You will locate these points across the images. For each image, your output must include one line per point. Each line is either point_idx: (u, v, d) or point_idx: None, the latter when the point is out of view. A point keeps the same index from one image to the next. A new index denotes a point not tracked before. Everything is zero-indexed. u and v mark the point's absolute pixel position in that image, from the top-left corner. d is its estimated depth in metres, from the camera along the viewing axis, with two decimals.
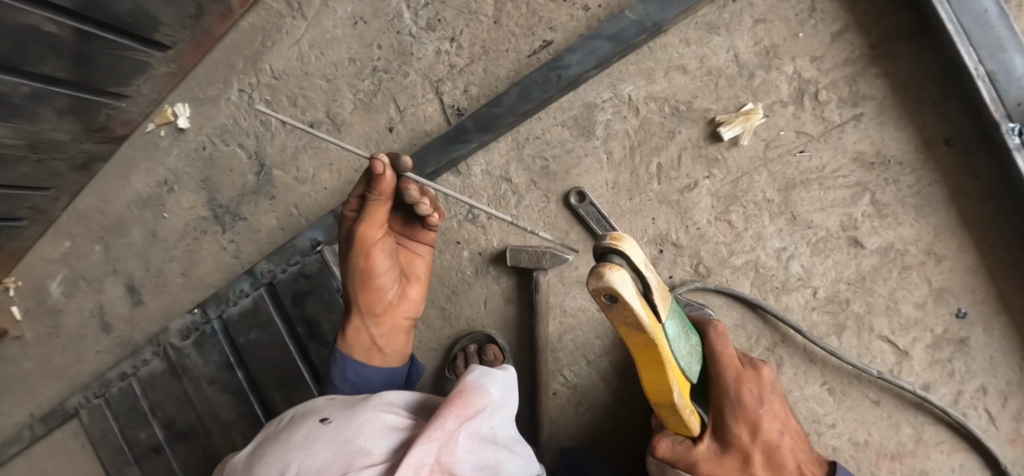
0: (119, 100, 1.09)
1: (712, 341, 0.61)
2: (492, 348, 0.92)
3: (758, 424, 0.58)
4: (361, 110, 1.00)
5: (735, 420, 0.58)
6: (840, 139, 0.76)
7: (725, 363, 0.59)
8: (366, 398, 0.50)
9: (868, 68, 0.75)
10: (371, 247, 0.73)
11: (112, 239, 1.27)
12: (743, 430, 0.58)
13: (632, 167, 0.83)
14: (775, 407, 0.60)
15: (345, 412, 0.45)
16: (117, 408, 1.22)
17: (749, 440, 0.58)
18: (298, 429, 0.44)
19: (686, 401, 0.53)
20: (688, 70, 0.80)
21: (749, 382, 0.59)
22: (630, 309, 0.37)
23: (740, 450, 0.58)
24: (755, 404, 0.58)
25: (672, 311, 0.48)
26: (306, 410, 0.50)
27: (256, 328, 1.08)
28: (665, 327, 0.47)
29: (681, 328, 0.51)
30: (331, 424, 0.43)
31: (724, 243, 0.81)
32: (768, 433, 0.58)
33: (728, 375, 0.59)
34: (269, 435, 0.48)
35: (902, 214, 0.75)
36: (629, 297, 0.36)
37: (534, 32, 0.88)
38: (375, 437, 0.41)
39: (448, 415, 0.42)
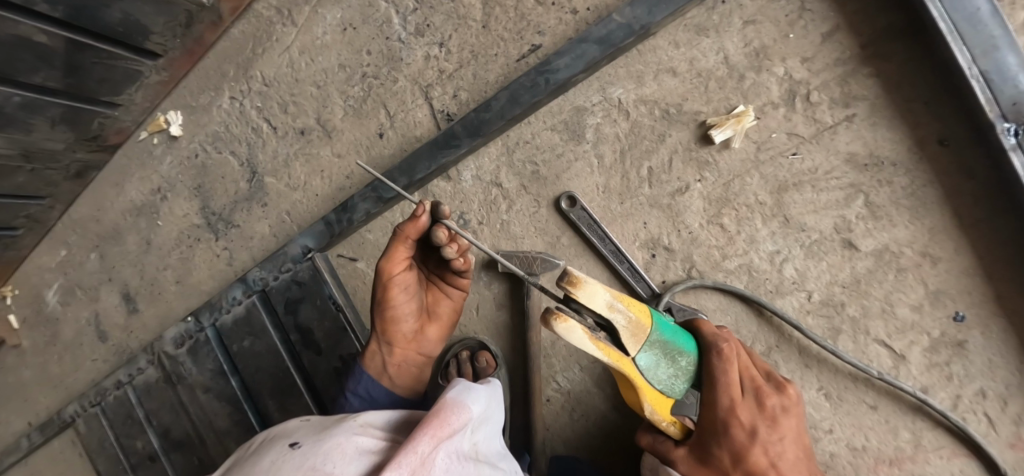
0: (113, 108, 1.10)
1: (714, 365, 0.57)
2: (484, 354, 0.90)
3: (743, 452, 0.56)
4: (352, 116, 1.00)
5: (718, 443, 0.57)
6: (833, 140, 0.75)
7: (722, 391, 0.56)
8: (341, 419, 0.46)
9: (859, 68, 0.73)
10: (393, 281, 0.74)
11: (107, 248, 1.27)
12: (725, 454, 0.57)
13: (623, 171, 0.83)
14: (770, 438, 0.57)
15: (316, 434, 0.41)
16: (113, 417, 1.22)
17: (730, 464, 0.57)
18: (264, 455, 0.40)
19: (658, 415, 0.55)
20: (678, 73, 0.79)
21: (741, 411, 0.56)
22: (575, 345, 0.45)
23: (720, 469, 0.57)
24: (743, 432, 0.56)
25: (650, 344, 0.50)
26: (277, 433, 0.45)
27: (250, 335, 1.08)
28: (639, 360, 0.50)
29: (665, 357, 0.52)
30: (298, 448, 0.39)
31: (717, 247, 0.80)
32: (755, 463, 0.56)
33: (722, 403, 0.56)
34: (235, 463, 0.43)
35: (896, 216, 0.74)
36: (568, 337, 0.44)
37: (523, 36, 0.88)
38: (348, 461, 0.37)
39: (422, 437, 0.40)
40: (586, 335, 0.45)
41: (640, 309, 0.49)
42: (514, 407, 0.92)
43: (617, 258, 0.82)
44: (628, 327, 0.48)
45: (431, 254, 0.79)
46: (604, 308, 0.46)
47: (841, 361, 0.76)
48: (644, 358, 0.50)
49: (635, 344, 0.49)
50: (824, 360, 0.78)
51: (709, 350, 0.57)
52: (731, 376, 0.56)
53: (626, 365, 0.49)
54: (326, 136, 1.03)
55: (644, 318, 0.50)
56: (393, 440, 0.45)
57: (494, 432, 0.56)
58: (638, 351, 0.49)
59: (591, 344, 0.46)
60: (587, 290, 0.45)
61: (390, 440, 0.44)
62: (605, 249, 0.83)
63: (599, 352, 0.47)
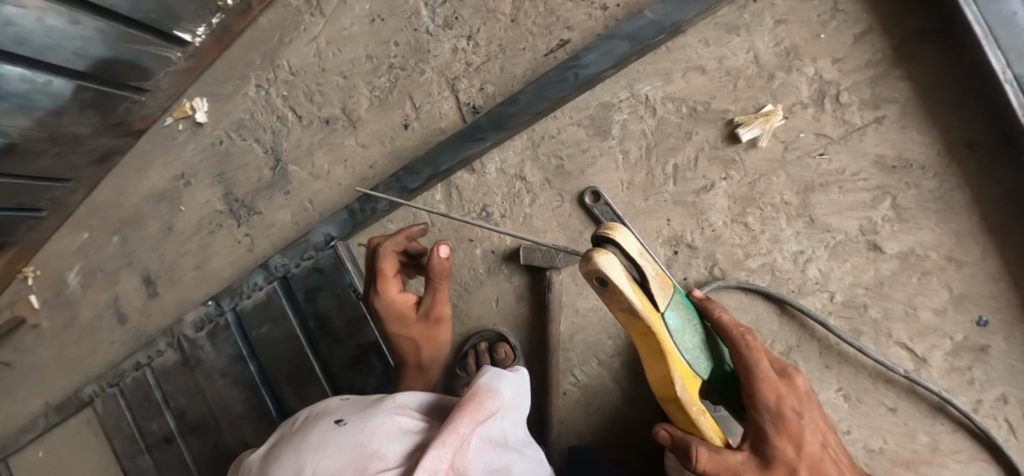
0: (140, 93, 1.13)
1: (746, 357, 0.56)
2: (503, 346, 0.92)
3: (801, 437, 0.55)
4: (377, 107, 1.01)
5: (776, 432, 0.55)
6: (861, 142, 0.74)
7: (762, 380, 0.55)
8: (380, 399, 0.48)
9: (890, 70, 0.73)
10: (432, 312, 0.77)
11: (128, 232, 1.29)
12: (787, 445, 0.54)
13: (647, 167, 0.83)
14: (815, 418, 0.57)
15: (359, 413, 0.43)
16: (131, 399, 1.24)
17: (794, 455, 0.54)
18: (311, 431, 0.42)
19: (695, 399, 0.52)
20: (707, 71, 0.79)
21: (787, 395, 0.56)
22: (613, 283, 0.43)
23: (786, 464, 0.54)
24: (797, 418, 0.55)
25: (673, 303, 0.52)
26: (320, 410, 0.47)
27: (269, 321, 1.09)
28: (666, 316, 0.50)
29: (683, 322, 0.54)
30: (345, 425, 0.41)
31: (739, 245, 0.80)
32: (812, 446, 0.55)
33: (766, 390, 0.55)
34: (282, 437, 0.45)
35: (922, 219, 0.74)
36: (611, 270, 0.42)
37: (552, 31, 0.88)
38: (391, 440, 0.39)
39: (461, 420, 0.41)
40: (624, 273, 0.43)
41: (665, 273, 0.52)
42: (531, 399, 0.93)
43: None
44: (655, 278, 0.49)
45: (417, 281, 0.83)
46: (635, 255, 0.48)
47: (866, 358, 0.77)
48: (670, 317, 0.51)
49: (663, 299, 0.50)
50: (844, 361, 0.78)
51: (735, 338, 0.56)
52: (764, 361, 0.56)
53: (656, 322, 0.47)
54: (351, 126, 1.04)
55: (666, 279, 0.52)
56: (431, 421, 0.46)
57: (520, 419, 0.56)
58: (665, 307, 0.50)
59: (631, 286, 0.44)
60: (623, 232, 0.48)
61: (427, 421, 0.45)
62: None
63: (636, 296, 0.44)
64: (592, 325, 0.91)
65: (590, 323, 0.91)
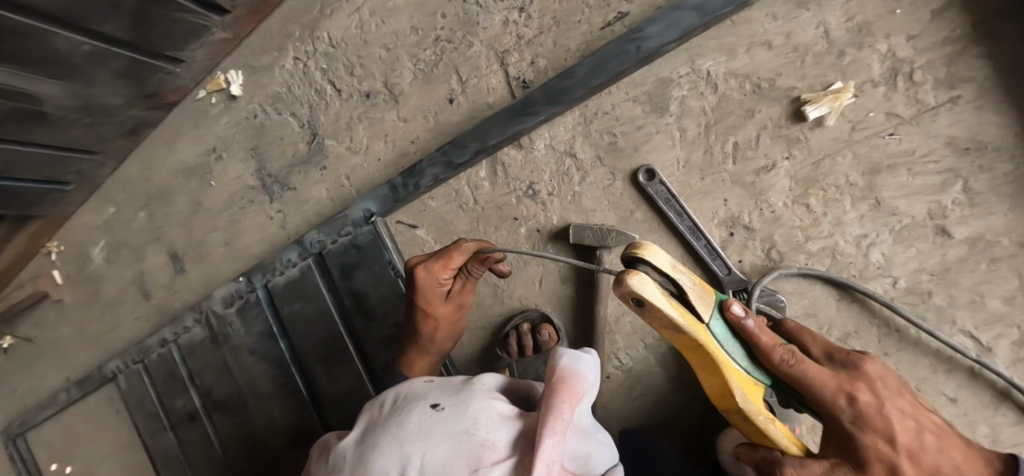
0: (175, 65, 1.12)
1: (790, 367, 0.50)
2: (546, 328, 0.90)
3: (892, 430, 0.48)
4: (421, 81, 1.00)
5: (861, 430, 0.49)
6: (933, 123, 0.72)
7: (821, 383, 0.49)
8: (466, 379, 0.44)
9: (968, 48, 0.70)
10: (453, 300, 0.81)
11: (157, 207, 1.27)
12: (878, 441, 0.48)
13: (705, 145, 0.81)
14: (901, 403, 0.50)
15: (455, 395, 0.39)
16: (156, 375, 1.23)
17: (891, 451, 0.48)
18: (407, 415, 0.39)
19: (759, 407, 0.50)
20: (773, 46, 0.76)
21: (859, 390, 0.49)
22: (650, 302, 0.42)
23: (884, 463, 0.48)
24: (877, 410, 0.48)
25: (717, 310, 0.50)
26: (405, 390, 0.43)
27: (303, 297, 1.07)
28: (711, 327, 0.49)
29: (727, 332, 0.51)
30: (442, 411, 0.38)
31: (799, 228, 0.78)
32: (908, 437, 0.48)
33: (830, 391, 0.49)
34: (370, 419, 0.42)
35: (995, 204, 0.71)
36: (644, 291, 0.41)
37: (609, 3, 0.85)
38: (497, 427, 0.35)
39: (561, 405, 0.37)
40: (659, 290, 0.43)
41: (702, 283, 0.49)
42: None
43: (693, 235, 0.81)
44: (694, 287, 0.48)
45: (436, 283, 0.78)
46: (668, 270, 0.46)
47: (938, 343, 0.75)
48: (715, 326, 0.49)
49: (706, 309, 0.48)
50: (903, 349, 0.77)
51: (777, 358, 0.50)
52: (815, 366, 0.50)
53: (701, 336, 0.46)
54: (392, 101, 1.02)
55: (704, 288, 0.49)
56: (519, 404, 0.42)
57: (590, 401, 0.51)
58: (710, 317, 0.49)
59: (667, 301, 0.43)
60: (651, 250, 0.46)
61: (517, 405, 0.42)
62: (682, 225, 0.81)
63: (675, 312, 0.44)
64: None
65: None
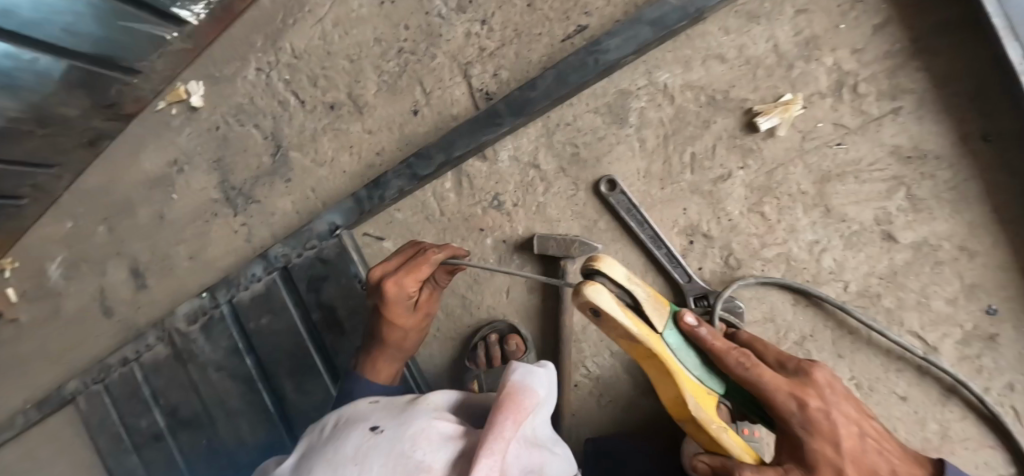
0: (132, 76, 1.08)
1: (744, 373, 0.51)
2: (514, 338, 0.90)
3: (837, 434, 0.50)
4: (386, 92, 0.99)
5: (809, 435, 0.50)
6: (877, 132, 0.75)
7: (773, 388, 0.51)
8: (412, 401, 0.43)
9: (907, 62, 0.73)
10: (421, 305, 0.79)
11: (117, 221, 1.23)
12: (824, 445, 0.50)
13: (665, 156, 0.82)
14: (847, 408, 0.51)
15: (396, 418, 0.39)
16: (118, 395, 1.19)
17: (836, 455, 0.50)
18: (343, 440, 0.37)
19: (711, 416, 0.51)
20: (727, 59, 0.79)
21: (809, 395, 0.50)
22: (606, 312, 0.43)
23: (829, 466, 0.50)
24: (825, 415, 0.50)
25: (671, 321, 0.51)
26: (349, 415, 0.42)
27: (269, 312, 1.05)
28: (667, 337, 0.50)
29: (682, 341, 0.52)
30: (382, 434, 0.37)
31: (756, 235, 0.80)
32: (852, 442, 0.50)
33: (782, 396, 0.50)
34: (309, 446, 0.41)
35: (937, 210, 0.75)
36: (600, 300, 0.42)
37: (569, 16, 0.87)
38: (435, 447, 0.35)
39: (504, 422, 0.37)
40: (614, 300, 0.44)
41: (658, 295, 0.50)
42: None
43: (655, 244, 0.83)
44: (650, 299, 0.49)
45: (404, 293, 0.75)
46: (623, 282, 0.47)
47: (888, 343, 0.77)
48: (670, 336, 0.50)
49: (660, 319, 0.49)
50: (856, 351, 0.79)
51: (732, 361, 0.52)
52: (769, 372, 0.51)
53: (654, 345, 0.47)
54: (357, 112, 1.02)
55: (660, 300, 0.50)
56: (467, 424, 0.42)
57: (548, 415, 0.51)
58: (665, 328, 0.50)
59: (621, 311, 0.44)
60: (607, 262, 0.46)
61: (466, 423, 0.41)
62: (643, 234, 0.83)
63: (630, 321, 0.45)
64: None
65: None
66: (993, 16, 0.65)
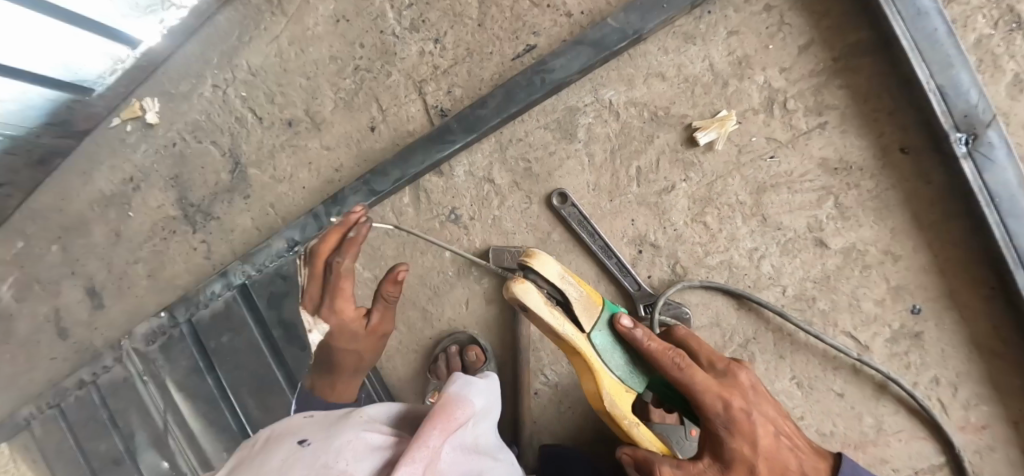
0: (85, 94, 1.05)
1: (676, 374, 0.53)
2: (473, 348, 0.92)
3: (755, 434, 0.53)
4: (343, 109, 1.00)
5: (730, 434, 0.53)
6: (807, 146, 0.80)
7: (702, 389, 0.53)
8: (349, 415, 0.44)
9: (830, 80, 0.78)
10: (375, 322, 0.76)
11: (71, 240, 1.20)
12: (742, 444, 0.53)
13: (612, 170, 0.86)
14: (765, 409, 0.55)
15: (325, 431, 0.40)
16: (73, 420, 1.14)
17: (752, 453, 0.53)
18: (273, 454, 0.38)
19: (625, 411, 0.56)
20: (667, 77, 0.83)
21: (733, 396, 0.53)
22: (531, 309, 0.48)
23: (743, 463, 0.53)
24: (746, 416, 0.53)
25: (602, 324, 0.54)
26: (285, 430, 0.43)
27: (229, 330, 1.04)
28: (593, 338, 0.54)
29: (612, 342, 0.55)
30: (310, 447, 0.38)
31: (700, 244, 0.84)
32: (767, 441, 0.53)
33: (708, 397, 0.53)
34: (240, 459, 0.42)
35: (862, 217, 0.80)
36: (524, 298, 0.48)
37: (518, 36, 0.90)
38: (359, 457, 0.36)
39: (431, 432, 0.37)
40: (540, 300, 0.49)
41: (593, 295, 0.54)
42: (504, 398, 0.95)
43: (606, 254, 0.86)
44: (580, 301, 0.52)
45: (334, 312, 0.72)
46: (556, 281, 0.51)
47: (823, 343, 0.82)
48: (597, 337, 0.54)
49: (588, 320, 0.53)
50: (796, 351, 0.84)
51: (668, 361, 0.53)
52: (701, 373, 0.53)
53: (576, 342, 0.52)
54: (315, 128, 1.02)
55: (594, 301, 0.54)
56: (401, 435, 0.43)
57: (491, 423, 0.52)
58: (592, 329, 0.54)
59: (545, 310, 0.49)
60: (539, 260, 0.51)
61: (399, 434, 0.43)
62: (594, 244, 0.86)
63: (552, 320, 0.50)
64: None
65: None
66: (903, 41, 0.70)
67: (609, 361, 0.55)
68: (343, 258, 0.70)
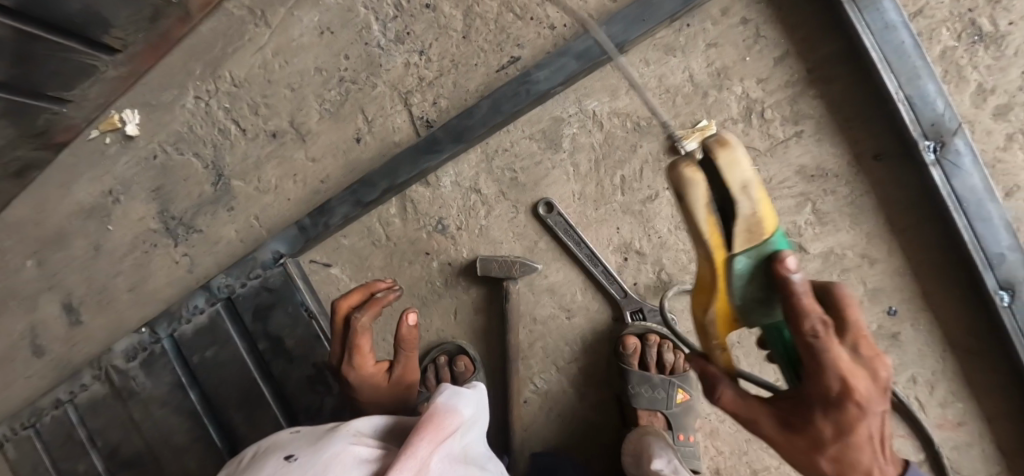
0: (61, 104, 1.03)
1: (804, 340, 0.36)
2: (462, 358, 0.92)
3: (852, 427, 0.40)
4: (329, 120, 1.00)
5: (824, 414, 0.40)
6: (785, 154, 0.82)
7: (824, 366, 0.37)
8: (337, 428, 0.44)
9: (805, 90, 0.81)
10: (398, 375, 0.75)
11: (48, 254, 1.17)
12: (827, 426, 0.41)
13: (598, 178, 0.87)
14: (877, 411, 0.40)
15: (312, 445, 0.40)
16: (50, 441, 1.11)
17: (831, 438, 0.41)
18: (260, 469, 0.38)
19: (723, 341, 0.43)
20: (648, 88, 0.84)
21: (856, 387, 0.38)
22: (686, 204, 0.34)
23: (816, 440, 0.42)
24: (854, 409, 0.38)
25: (759, 251, 0.36)
26: (271, 445, 0.43)
27: (213, 345, 1.02)
28: (736, 264, 0.36)
29: (757, 275, 0.36)
30: (297, 462, 0.38)
31: (684, 251, 0.86)
32: (858, 436, 0.41)
33: (825, 376, 0.37)
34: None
35: (840, 222, 0.82)
36: (689, 190, 0.33)
37: (503, 48, 0.92)
38: (347, 469, 0.36)
39: (420, 443, 0.38)
40: (704, 198, 0.33)
41: (769, 217, 0.35)
42: (494, 407, 0.94)
43: (592, 261, 0.88)
44: (748, 217, 0.34)
45: (356, 372, 0.72)
46: (733, 187, 0.33)
47: None
48: (743, 264, 0.36)
49: (744, 242, 0.35)
50: None
51: (806, 325, 0.35)
52: (835, 349, 0.36)
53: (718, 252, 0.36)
54: (300, 139, 1.02)
55: (765, 224, 0.35)
56: (389, 447, 0.43)
57: (481, 434, 0.53)
58: (743, 253, 0.36)
59: (700, 213, 0.34)
60: (731, 156, 0.32)
61: (387, 446, 0.43)
62: (580, 252, 0.88)
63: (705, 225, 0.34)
64: (550, 333, 0.92)
65: (549, 330, 0.92)
66: (878, 60, 0.73)
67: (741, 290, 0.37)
68: (360, 317, 0.71)
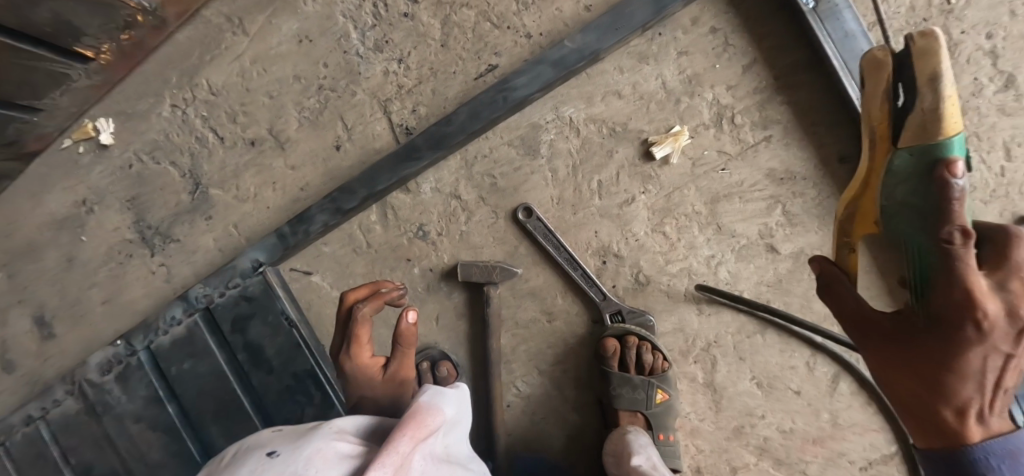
0: (34, 114, 1.00)
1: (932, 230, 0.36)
2: (445, 363, 0.94)
3: (956, 352, 0.37)
4: (308, 127, 1.00)
5: (931, 324, 0.38)
6: (755, 158, 0.85)
7: (944, 268, 0.36)
8: (318, 427, 0.44)
9: (773, 96, 0.84)
10: (392, 372, 0.70)
11: (19, 266, 1.14)
12: (928, 342, 0.38)
13: (575, 183, 0.89)
14: (990, 350, 0.37)
15: (293, 442, 0.40)
16: (18, 461, 1.06)
17: (927, 356, 0.39)
18: (240, 467, 0.38)
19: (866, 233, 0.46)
20: (623, 95, 0.87)
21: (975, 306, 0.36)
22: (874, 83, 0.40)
23: (907, 357, 0.40)
24: (964, 329, 0.36)
25: (925, 152, 0.38)
26: (251, 445, 0.43)
27: (191, 357, 1.00)
28: (896, 157, 0.39)
29: (913, 175, 0.38)
30: (278, 457, 0.38)
31: (661, 253, 0.88)
32: (955, 367, 0.38)
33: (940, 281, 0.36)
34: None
35: (809, 224, 0.85)
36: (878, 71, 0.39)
37: (481, 56, 0.93)
38: (328, 466, 0.37)
39: (401, 439, 0.38)
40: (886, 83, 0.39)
41: (950, 120, 0.36)
42: (478, 412, 0.95)
43: (571, 265, 0.89)
44: (919, 118, 0.37)
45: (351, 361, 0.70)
46: (917, 77, 0.36)
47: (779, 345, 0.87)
48: (903, 159, 0.39)
49: (912, 137, 0.38)
50: (755, 352, 0.88)
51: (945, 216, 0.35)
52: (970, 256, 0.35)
53: (883, 139, 0.40)
54: (279, 148, 1.02)
55: (941, 123, 0.36)
56: (370, 445, 0.43)
57: (462, 435, 0.53)
58: (907, 150, 0.39)
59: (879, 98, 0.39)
60: (921, 50, 0.36)
61: (369, 444, 0.43)
62: (560, 256, 0.89)
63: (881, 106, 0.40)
64: (533, 337, 0.93)
65: (531, 335, 0.93)
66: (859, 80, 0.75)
67: (891, 185, 0.40)
68: (361, 307, 0.71)
